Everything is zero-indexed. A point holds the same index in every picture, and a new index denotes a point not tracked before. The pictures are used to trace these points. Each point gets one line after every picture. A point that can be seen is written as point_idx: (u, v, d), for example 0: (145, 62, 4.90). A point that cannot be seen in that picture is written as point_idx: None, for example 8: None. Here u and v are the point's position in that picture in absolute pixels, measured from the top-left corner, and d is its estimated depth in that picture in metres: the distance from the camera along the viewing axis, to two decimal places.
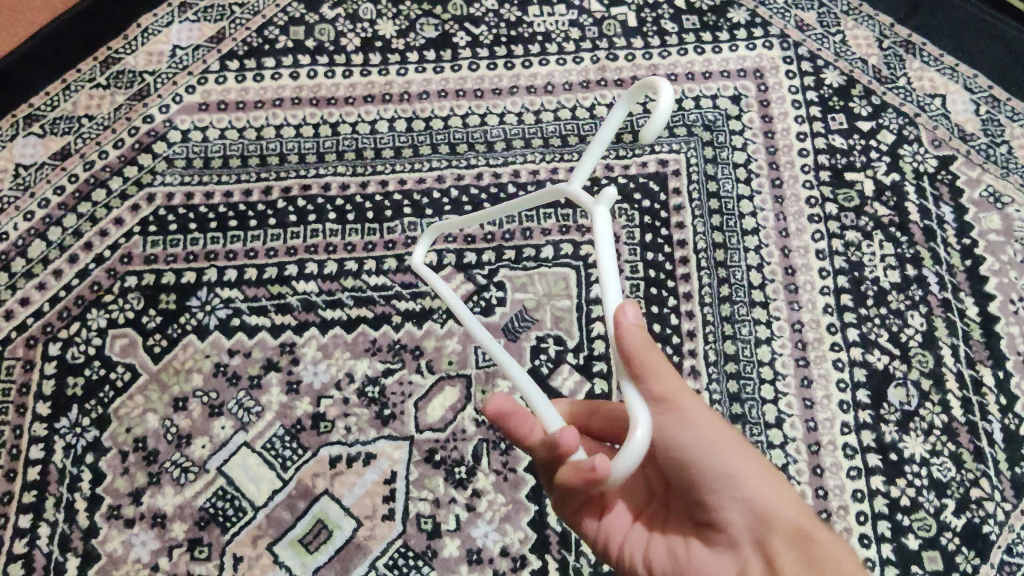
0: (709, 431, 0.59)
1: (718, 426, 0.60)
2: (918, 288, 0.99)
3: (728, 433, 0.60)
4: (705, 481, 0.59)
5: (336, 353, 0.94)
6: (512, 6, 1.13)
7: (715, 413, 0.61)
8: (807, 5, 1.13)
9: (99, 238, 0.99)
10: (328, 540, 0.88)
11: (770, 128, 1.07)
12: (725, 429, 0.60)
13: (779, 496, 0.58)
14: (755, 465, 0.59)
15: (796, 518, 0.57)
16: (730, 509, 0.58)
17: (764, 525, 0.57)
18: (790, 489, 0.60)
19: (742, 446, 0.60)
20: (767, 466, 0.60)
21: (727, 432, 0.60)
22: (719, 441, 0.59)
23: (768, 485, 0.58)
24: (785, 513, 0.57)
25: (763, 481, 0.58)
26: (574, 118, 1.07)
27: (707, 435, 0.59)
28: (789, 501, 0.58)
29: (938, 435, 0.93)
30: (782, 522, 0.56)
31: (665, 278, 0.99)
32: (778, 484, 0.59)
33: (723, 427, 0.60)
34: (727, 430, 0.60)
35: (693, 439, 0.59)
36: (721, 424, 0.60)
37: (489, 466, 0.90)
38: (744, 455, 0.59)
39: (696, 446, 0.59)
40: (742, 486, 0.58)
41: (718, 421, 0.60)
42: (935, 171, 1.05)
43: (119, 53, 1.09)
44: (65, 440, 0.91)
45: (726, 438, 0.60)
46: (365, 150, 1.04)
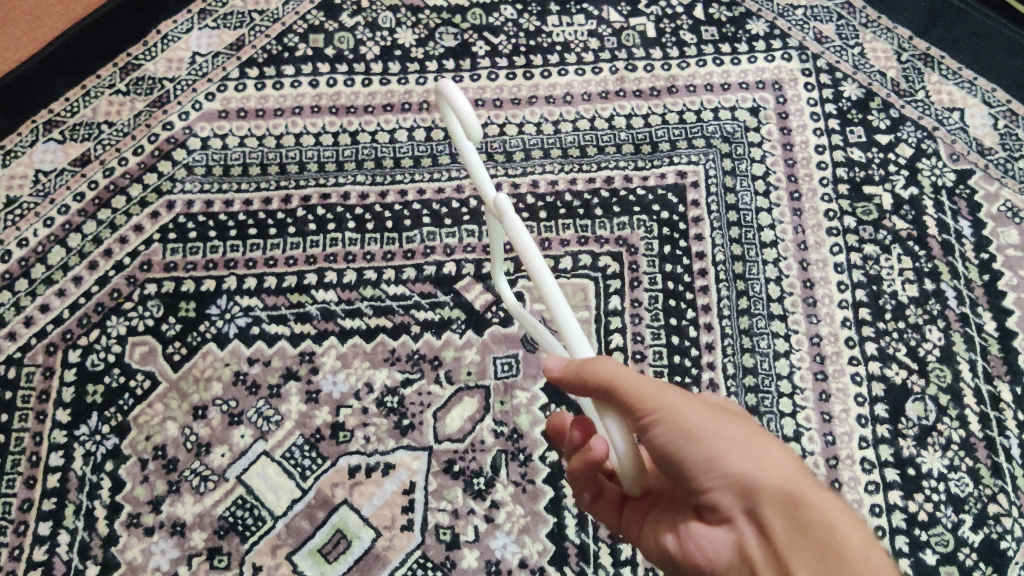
0: (687, 419, 0.57)
1: (697, 412, 0.58)
2: (937, 303, 0.99)
3: (706, 413, 0.58)
4: (690, 469, 0.57)
5: (355, 362, 0.95)
6: (531, 17, 1.14)
7: (689, 397, 0.58)
8: (825, 18, 1.14)
9: (119, 245, 1.00)
10: (347, 550, 0.88)
11: (789, 140, 1.07)
12: (701, 409, 0.58)
13: (767, 466, 0.56)
14: (738, 439, 0.57)
15: (787, 484, 0.55)
16: (719, 490, 0.56)
17: (756, 501, 0.55)
18: (778, 449, 0.57)
19: (723, 423, 0.58)
20: (750, 432, 0.58)
21: (705, 411, 0.58)
22: (697, 426, 0.57)
23: (754, 456, 0.56)
24: (775, 482, 0.55)
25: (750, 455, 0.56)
26: (593, 129, 1.07)
27: (684, 424, 0.57)
28: (776, 468, 0.55)
29: (955, 451, 0.92)
30: (774, 494, 0.54)
31: (683, 290, 0.99)
32: (764, 451, 0.56)
33: (699, 409, 0.58)
34: (704, 409, 0.58)
35: (670, 433, 0.57)
36: (698, 404, 0.58)
37: (508, 477, 0.90)
38: (726, 431, 0.57)
39: (675, 438, 0.57)
40: (726, 467, 0.56)
41: (693, 403, 0.58)
42: (953, 185, 1.05)
43: (139, 60, 1.10)
44: (85, 447, 0.91)
45: (705, 419, 0.57)
46: (384, 159, 1.04)
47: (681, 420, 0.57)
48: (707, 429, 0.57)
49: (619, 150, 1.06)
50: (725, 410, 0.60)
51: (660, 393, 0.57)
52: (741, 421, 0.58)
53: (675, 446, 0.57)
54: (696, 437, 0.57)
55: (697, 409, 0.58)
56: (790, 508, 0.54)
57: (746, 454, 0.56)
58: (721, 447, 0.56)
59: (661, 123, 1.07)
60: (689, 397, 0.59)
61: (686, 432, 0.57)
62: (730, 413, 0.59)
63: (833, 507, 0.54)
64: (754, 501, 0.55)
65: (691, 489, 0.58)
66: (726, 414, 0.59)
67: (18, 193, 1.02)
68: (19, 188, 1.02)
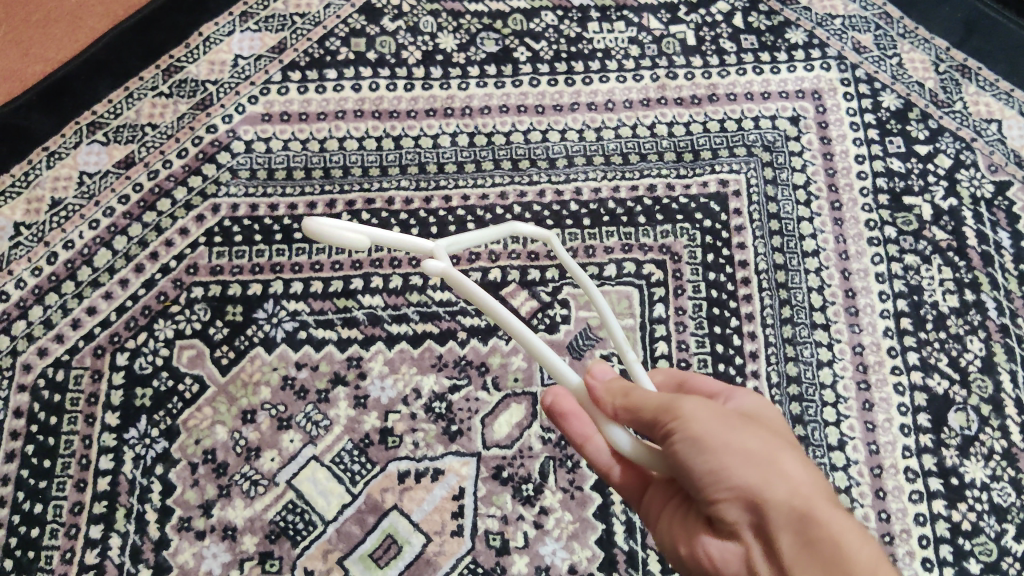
0: (704, 432, 0.57)
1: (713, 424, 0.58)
2: (977, 314, 1.00)
3: (723, 424, 0.58)
4: (702, 481, 0.57)
5: (403, 368, 0.95)
6: (572, 23, 1.14)
7: (709, 408, 0.59)
8: (864, 28, 1.14)
9: (164, 248, 1.00)
10: (397, 555, 0.88)
11: (829, 150, 1.08)
12: (720, 420, 0.58)
13: (777, 480, 0.56)
14: (752, 454, 0.57)
15: (799, 500, 0.55)
16: (728, 501, 0.57)
17: (765, 514, 0.55)
18: (794, 463, 0.57)
19: (736, 433, 0.57)
20: (766, 445, 0.58)
21: (722, 422, 0.58)
22: (712, 438, 0.57)
23: (766, 470, 0.56)
24: (785, 498, 0.55)
25: (758, 465, 0.56)
26: (635, 136, 1.08)
27: (698, 437, 0.57)
28: (787, 483, 0.55)
29: (998, 461, 0.93)
30: (783, 509, 0.55)
31: (726, 298, 1.00)
32: (780, 466, 0.56)
33: (715, 421, 0.57)
34: (720, 420, 0.58)
35: (685, 445, 0.57)
36: (717, 413, 0.59)
37: (556, 484, 0.90)
38: (739, 444, 0.57)
39: (687, 449, 0.57)
40: (738, 480, 0.56)
41: (712, 414, 0.58)
42: (991, 197, 1.06)
43: (181, 62, 1.09)
44: (134, 450, 0.91)
45: (721, 430, 0.57)
46: (428, 164, 1.05)
47: (695, 432, 0.57)
48: (722, 441, 0.57)
49: (661, 157, 1.06)
50: (745, 416, 0.61)
51: (677, 404, 0.59)
52: (759, 432, 0.58)
53: (688, 458, 0.57)
54: (708, 449, 0.56)
55: (715, 421, 0.58)
56: (801, 524, 0.54)
57: (756, 468, 0.56)
58: (732, 459, 0.56)
59: (702, 131, 1.08)
60: (709, 406, 0.59)
61: (698, 444, 0.57)
62: (749, 422, 0.59)
63: (842, 525, 0.54)
64: (765, 516, 0.55)
65: (704, 497, 0.58)
66: (742, 423, 0.59)
67: (62, 195, 1.02)
68: (63, 190, 1.02)
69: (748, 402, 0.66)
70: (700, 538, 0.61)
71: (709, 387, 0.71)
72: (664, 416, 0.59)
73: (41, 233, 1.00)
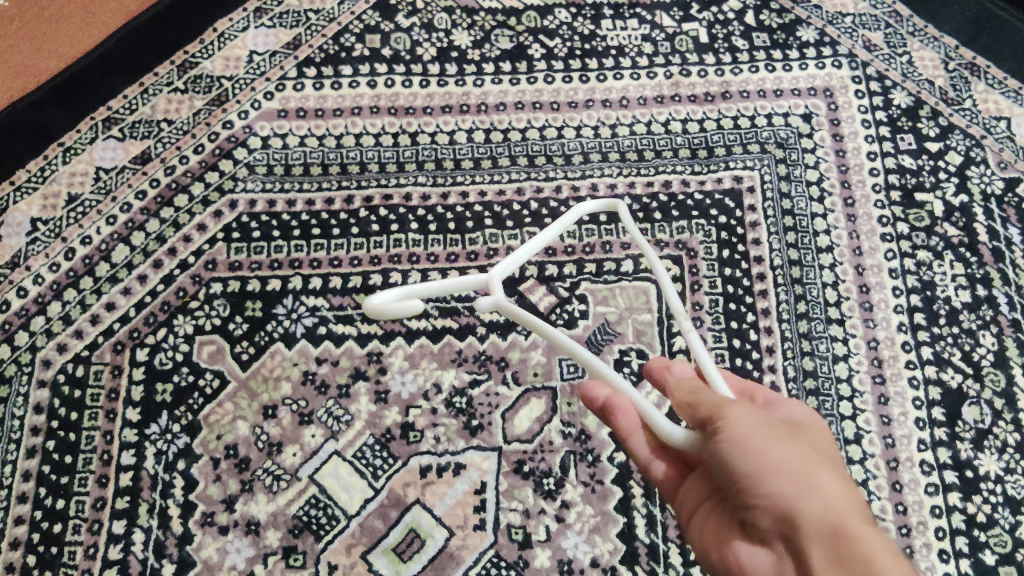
0: (748, 435, 0.58)
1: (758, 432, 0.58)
2: (989, 309, 1.01)
3: (766, 434, 0.58)
4: (739, 483, 0.57)
5: (423, 363, 0.95)
6: (585, 20, 1.15)
7: (757, 418, 0.60)
8: (874, 26, 1.15)
9: (183, 244, 1.00)
10: (421, 549, 0.89)
11: (842, 147, 1.09)
12: (765, 431, 0.58)
13: (811, 493, 0.54)
14: (792, 467, 0.56)
15: (832, 515, 0.52)
16: (762, 509, 0.56)
17: (793, 525, 0.53)
18: (832, 483, 0.55)
19: (782, 445, 0.57)
20: (807, 461, 0.57)
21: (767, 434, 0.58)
22: (753, 441, 0.57)
23: (801, 483, 0.55)
24: (817, 512, 0.53)
25: (796, 476, 0.55)
26: (650, 133, 1.08)
27: (741, 438, 0.58)
28: (822, 498, 0.54)
29: (1012, 453, 0.95)
30: (814, 520, 0.52)
31: (743, 293, 1.01)
32: (817, 481, 0.55)
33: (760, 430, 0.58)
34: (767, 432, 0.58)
35: (725, 444, 0.58)
36: (765, 426, 0.59)
37: (578, 478, 0.91)
38: (780, 456, 0.56)
39: (728, 449, 0.57)
40: (772, 488, 0.55)
41: (759, 426, 0.59)
42: (1002, 193, 1.07)
43: (197, 58, 1.09)
44: (156, 446, 0.91)
45: (764, 439, 0.58)
46: (444, 160, 1.05)
47: (738, 433, 0.58)
48: (762, 447, 0.57)
49: (676, 154, 1.07)
50: (793, 433, 0.60)
51: (727, 406, 0.60)
52: (803, 450, 0.57)
53: (727, 459, 0.57)
54: (748, 450, 0.57)
55: (762, 432, 0.58)
56: (830, 534, 0.51)
57: (792, 480, 0.55)
58: (767, 463, 0.56)
59: (716, 128, 1.09)
60: (759, 419, 0.60)
61: (737, 444, 0.57)
62: (794, 439, 0.59)
63: (874, 538, 0.51)
64: (794, 528, 0.53)
65: (741, 501, 0.57)
66: (787, 440, 0.58)
67: (78, 191, 1.02)
68: (80, 186, 1.02)
69: (797, 416, 0.64)
70: (729, 543, 0.59)
71: (772, 395, 0.70)
72: (712, 415, 0.61)
73: (58, 228, 1.00)
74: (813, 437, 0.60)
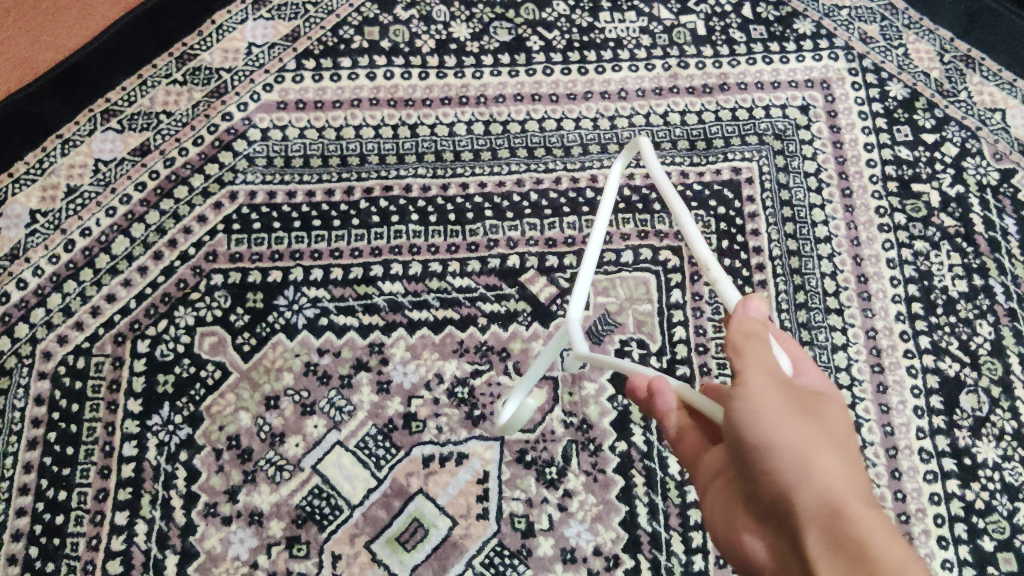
0: (764, 407, 0.57)
1: (777, 405, 0.57)
2: (986, 298, 1.02)
3: (782, 410, 0.57)
4: (751, 456, 0.56)
5: (424, 354, 0.95)
6: (583, 13, 1.15)
7: (777, 389, 0.58)
8: (870, 18, 1.16)
9: (183, 235, 1.00)
10: (424, 538, 0.89)
11: (839, 139, 1.10)
12: (781, 405, 0.57)
13: (813, 474, 0.52)
14: (799, 444, 0.54)
15: (830, 496, 0.51)
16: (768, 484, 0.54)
17: (793, 508, 0.52)
18: (838, 465, 0.53)
19: (795, 421, 0.56)
20: (818, 440, 0.54)
21: (783, 408, 0.56)
22: (768, 415, 0.56)
23: (804, 462, 0.53)
24: (814, 498, 0.51)
25: (803, 453, 0.53)
26: (648, 125, 1.09)
27: (756, 411, 0.57)
28: (824, 478, 0.52)
29: (1009, 441, 0.95)
30: (811, 507, 0.51)
31: (742, 284, 1.01)
32: (822, 461, 0.53)
33: (776, 404, 0.57)
34: (784, 407, 0.57)
35: (743, 416, 0.57)
36: (786, 400, 0.58)
37: (580, 467, 0.91)
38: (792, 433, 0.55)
39: (744, 421, 0.57)
40: (778, 466, 0.54)
41: (778, 399, 0.57)
42: (997, 184, 1.08)
43: (195, 50, 1.09)
44: (158, 437, 0.91)
45: (779, 413, 0.56)
46: (444, 152, 1.05)
47: (754, 406, 0.57)
48: (775, 422, 0.56)
49: (674, 146, 1.07)
50: (813, 410, 0.58)
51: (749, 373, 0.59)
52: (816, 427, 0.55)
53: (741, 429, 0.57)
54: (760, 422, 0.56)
55: (778, 406, 0.57)
56: (827, 522, 0.50)
57: (795, 458, 0.53)
58: (775, 440, 0.55)
59: (714, 120, 1.09)
60: (777, 391, 0.58)
61: (751, 417, 0.57)
62: (811, 415, 0.57)
63: (873, 522, 0.49)
64: (794, 514, 0.52)
65: (752, 476, 0.56)
66: (802, 416, 0.56)
67: (77, 182, 1.02)
68: (79, 177, 1.02)
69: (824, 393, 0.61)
70: (742, 523, 0.58)
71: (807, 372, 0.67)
72: (735, 382, 0.60)
73: (58, 220, 1.00)
74: (834, 418, 0.57)
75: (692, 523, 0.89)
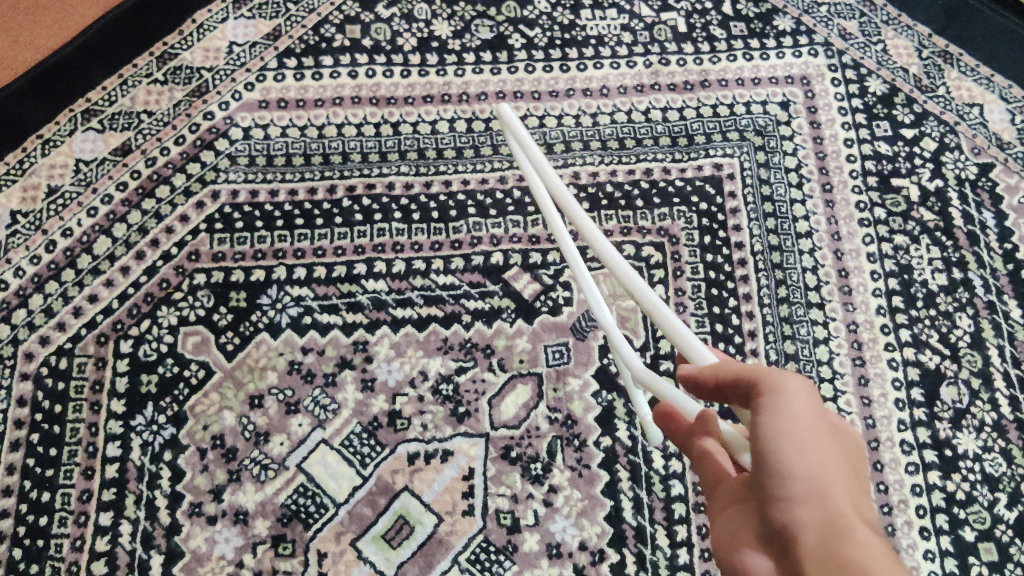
0: (788, 414, 0.40)
1: (815, 423, 0.40)
2: (965, 291, 1.03)
3: (814, 427, 0.40)
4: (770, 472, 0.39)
5: (408, 352, 0.96)
6: (564, 10, 1.15)
7: (815, 406, 0.40)
8: (849, 15, 1.17)
9: (165, 235, 0.99)
10: (410, 536, 0.89)
11: (819, 134, 1.10)
12: (817, 420, 0.40)
13: (819, 488, 0.38)
14: (812, 456, 0.39)
15: (833, 518, 0.37)
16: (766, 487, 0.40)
17: (790, 526, 0.38)
18: (852, 499, 0.38)
19: (821, 435, 0.40)
20: (843, 471, 0.39)
21: (809, 427, 0.39)
22: (798, 424, 0.39)
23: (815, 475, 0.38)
24: (816, 512, 0.37)
25: (814, 457, 0.39)
26: (631, 121, 1.09)
27: (783, 416, 0.40)
28: (829, 497, 0.38)
29: (989, 432, 0.96)
30: (810, 523, 0.37)
31: (724, 279, 1.02)
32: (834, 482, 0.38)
33: (804, 416, 0.40)
34: (809, 424, 0.40)
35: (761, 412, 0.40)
36: (818, 425, 0.40)
37: (564, 462, 0.92)
38: (806, 437, 0.39)
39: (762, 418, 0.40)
40: (780, 470, 0.39)
41: (803, 416, 0.40)
42: (976, 178, 1.09)
43: (175, 49, 1.09)
44: (142, 437, 0.91)
45: (813, 427, 0.40)
46: (427, 150, 1.05)
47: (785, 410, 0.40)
48: (800, 435, 0.39)
49: (656, 142, 1.08)
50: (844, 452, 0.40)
51: (780, 377, 0.41)
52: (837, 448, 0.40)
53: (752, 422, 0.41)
54: (783, 426, 0.39)
55: (805, 421, 0.40)
56: (826, 540, 0.36)
57: (807, 467, 0.39)
58: (777, 440, 0.39)
59: (696, 116, 1.10)
60: (805, 409, 0.40)
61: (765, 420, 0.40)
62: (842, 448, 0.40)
63: (886, 558, 0.35)
64: (784, 526, 0.38)
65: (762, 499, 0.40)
66: (826, 436, 0.40)
67: (58, 183, 1.01)
68: (60, 177, 1.02)
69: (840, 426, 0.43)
70: (734, 551, 0.40)
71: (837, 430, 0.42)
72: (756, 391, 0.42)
73: (39, 221, 0.99)
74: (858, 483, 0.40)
75: (677, 517, 0.90)
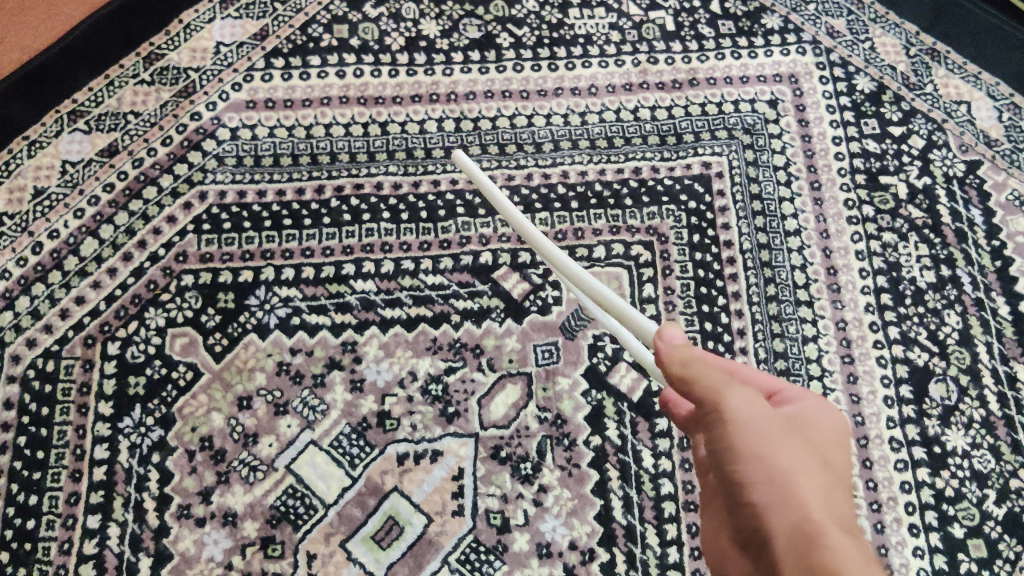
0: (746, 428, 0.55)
1: (780, 446, 0.54)
2: (953, 288, 1.03)
3: (773, 442, 0.54)
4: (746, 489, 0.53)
5: (397, 352, 0.95)
6: (552, 9, 1.15)
7: (769, 425, 0.55)
8: (837, 13, 1.17)
9: (152, 236, 0.99)
10: (400, 536, 0.89)
11: (807, 132, 1.11)
12: (775, 438, 0.55)
13: (788, 499, 0.51)
14: (776, 473, 0.52)
15: (803, 521, 0.50)
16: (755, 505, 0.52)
17: (762, 518, 0.52)
18: (819, 501, 0.51)
19: (786, 452, 0.54)
20: (800, 469, 0.53)
21: (767, 439, 0.54)
22: (760, 443, 0.54)
23: (784, 491, 0.51)
24: (787, 516, 0.50)
25: (783, 472, 0.52)
26: (619, 120, 1.09)
27: (747, 439, 0.54)
28: (792, 502, 0.51)
29: (977, 429, 0.97)
30: (782, 527, 0.50)
31: (713, 278, 1.02)
32: (797, 490, 0.51)
33: (758, 431, 0.55)
34: (773, 442, 0.54)
35: (734, 437, 0.55)
36: (775, 437, 0.55)
37: (554, 462, 0.92)
38: (771, 454, 0.54)
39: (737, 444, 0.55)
40: (755, 487, 0.53)
41: (761, 433, 0.55)
42: (963, 175, 1.09)
43: (162, 49, 1.08)
44: (130, 440, 0.91)
45: (771, 441, 0.54)
46: (415, 150, 1.05)
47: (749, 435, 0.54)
48: (754, 448, 0.54)
49: (645, 140, 1.08)
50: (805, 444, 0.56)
51: (722, 396, 0.56)
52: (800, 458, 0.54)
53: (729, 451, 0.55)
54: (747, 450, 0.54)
55: (767, 439, 0.54)
56: (795, 541, 0.49)
57: (774, 482, 0.52)
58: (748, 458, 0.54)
59: (684, 115, 1.10)
60: (761, 425, 0.55)
61: (730, 444, 0.55)
62: (802, 447, 0.55)
63: (848, 556, 0.47)
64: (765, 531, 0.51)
65: (735, 503, 0.54)
66: (785, 444, 0.55)
67: (45, 184, 1.01)
68: (46, 179, 1.01)
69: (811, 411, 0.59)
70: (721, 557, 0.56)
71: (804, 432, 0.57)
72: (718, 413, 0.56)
73: (25, 222, 0.99)
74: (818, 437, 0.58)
75: (667, 515, 0.90)
